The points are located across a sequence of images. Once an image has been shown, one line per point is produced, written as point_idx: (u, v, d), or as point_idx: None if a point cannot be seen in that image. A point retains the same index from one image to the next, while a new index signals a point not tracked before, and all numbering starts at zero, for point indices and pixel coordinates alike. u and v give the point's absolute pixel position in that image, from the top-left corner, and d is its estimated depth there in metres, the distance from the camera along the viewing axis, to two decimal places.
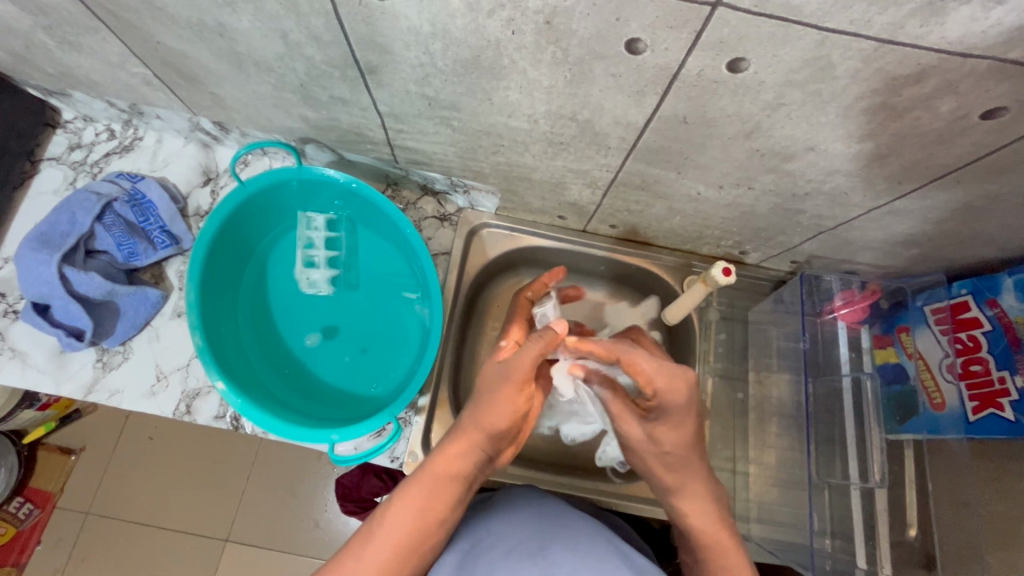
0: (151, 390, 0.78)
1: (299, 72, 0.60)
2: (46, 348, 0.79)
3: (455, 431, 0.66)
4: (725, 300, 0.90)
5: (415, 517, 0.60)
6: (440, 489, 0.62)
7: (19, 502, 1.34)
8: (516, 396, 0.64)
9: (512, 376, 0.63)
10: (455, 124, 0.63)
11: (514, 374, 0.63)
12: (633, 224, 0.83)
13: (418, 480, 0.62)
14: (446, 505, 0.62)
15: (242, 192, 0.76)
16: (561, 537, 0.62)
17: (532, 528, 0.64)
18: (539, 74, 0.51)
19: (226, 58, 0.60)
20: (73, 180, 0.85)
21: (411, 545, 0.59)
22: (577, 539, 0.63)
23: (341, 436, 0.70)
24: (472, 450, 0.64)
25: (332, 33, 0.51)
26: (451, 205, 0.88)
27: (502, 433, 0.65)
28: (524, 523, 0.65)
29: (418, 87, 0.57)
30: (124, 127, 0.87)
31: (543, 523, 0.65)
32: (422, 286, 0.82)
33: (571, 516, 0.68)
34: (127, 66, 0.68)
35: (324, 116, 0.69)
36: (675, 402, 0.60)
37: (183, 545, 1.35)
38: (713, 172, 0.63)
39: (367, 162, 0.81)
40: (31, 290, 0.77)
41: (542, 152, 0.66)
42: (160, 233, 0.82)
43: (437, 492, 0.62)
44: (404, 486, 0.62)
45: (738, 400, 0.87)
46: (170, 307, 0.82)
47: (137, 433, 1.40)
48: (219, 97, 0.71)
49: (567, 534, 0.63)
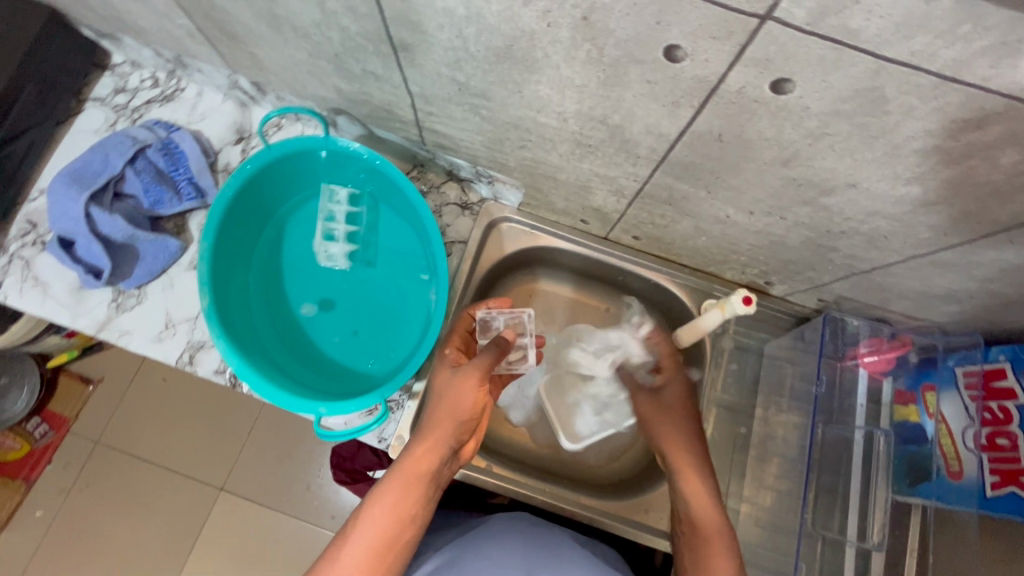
0: (159, 336, 0.81)
1: (334, 41, 0.59)
2: (67, 282, 0.81)
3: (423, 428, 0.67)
4: (742, 329, 0.87)
5: (400, 509, 0.61)
6: (419, 475, 0.63)
7: (36, 422, 1.39)
8: (474, 390, 0.67)
9: (473, 377, 0.67)
10: (484, 113, 0.62)
11: (452, 374, 0.69)
12: (656, 237, 0.81)
13: (394, 480, 0.63)
14: (414, 504, 0.62)
15: (267, 154, 0.76)
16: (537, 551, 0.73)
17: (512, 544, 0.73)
18: (571, 71, 0.49)
19: (265, 19, 0.60)
20: (113, 123, 0.88)
21: (386, 543, 0.60)
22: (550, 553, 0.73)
23: (328, 409, 0.69)
24: (445, 435, 0.65)
25: (368, 6, 0.50)
26: (474, 194, 0.87)
27: (467, 423, 0.67)
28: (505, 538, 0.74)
29: (449, 71, 0.56)
30: (168, 77, 0.90)
31: (518, 539, 0.74)
32: (433, 275, 0.81)
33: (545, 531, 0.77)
34: (173, 16, 0.69)
35: (355, 89, 0.69)
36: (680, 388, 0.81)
37: (178, 486, 1.40)
38: (743, 197, 0.60)
39: (395, 140, 0.80)
40: (58, 224, 0.78)
41: (570, 152, 0.64)
42: (187, 184, 0.84)
43: (418, 480, 0.63)
44: (378, 489, 0.63)
45: (739, 434, 0.84)
46: (187, 259, 0.84)
47: (150, 375, 1.47)
48: (258, 59, 0.71)
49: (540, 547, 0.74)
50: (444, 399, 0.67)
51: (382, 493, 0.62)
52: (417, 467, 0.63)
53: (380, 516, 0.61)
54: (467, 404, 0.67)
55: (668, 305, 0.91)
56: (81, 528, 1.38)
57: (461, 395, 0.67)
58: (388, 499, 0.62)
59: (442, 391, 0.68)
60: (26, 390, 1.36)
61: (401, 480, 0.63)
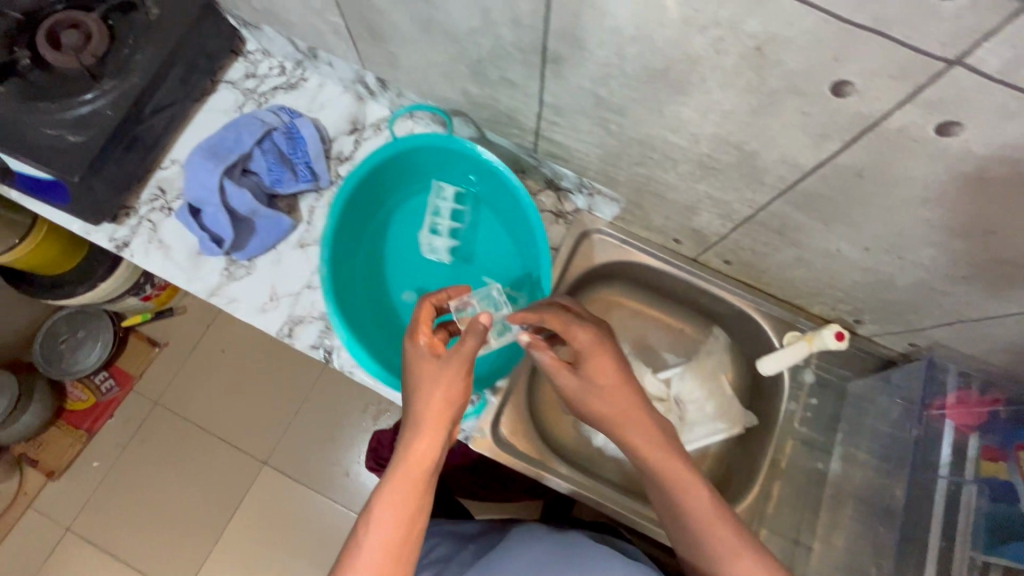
0: (263, 306, 0.86)
1: (482, 48, 0.63)
2: (187, 247, 0.87)
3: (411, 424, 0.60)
4: (825, 365, 0.87)
5: (406, 515, 0.55)
6: (421, 476, 0.57)
7: (104, 376, 1.50)
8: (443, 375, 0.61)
9: (457, 372, 0.61)
10: (613, 127, 0.65)
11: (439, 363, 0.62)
12: (750, 264, 0.82)
13: (394, 485, 0.56)
14: (421, 508, 0.56)
15: (393, 147, 0.80)
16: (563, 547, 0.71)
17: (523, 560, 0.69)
18: (722, 97, 0.51)
19: (419, 22, 0.64)
20: (242, 105, 0.94)
21: (395, 557, 0.54)
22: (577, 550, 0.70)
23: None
24: (437, 432, 0.59)
25: (534, 19, 0.53)
26: (569, 204, 0.90)
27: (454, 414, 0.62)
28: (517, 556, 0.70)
29: (593, 85, 0.59)
30: (294, 67, 0.96)
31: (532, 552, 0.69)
32: (529, 276, 0.84)
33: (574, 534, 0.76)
34: (325, 13, 0.74)
35: (484, 93, 0.72)
36: (587, 349, 0.67)
37: (225, 453, 1.46)
38: (863, 233, 0.61)
39: (505, 145, 0.84)
40: (190, 192, 0.83)
41: (689, 173, 0.66)
42: (305, 167, 0.89)
43: (419, 484, 0.57)
44: (378, 497, 0.56)
45: (814, 470, 0.83)
46: (295, 238, 0.89)
47: (212, 343, 1.54)
48: (395, 57, 0.76)
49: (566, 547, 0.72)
50: (420, 392, 0.60)
51: (384, 500, 0.55)
52: (419, 470, 0.57)
53: (382, 523, 0.54)
54: (449, 398, 0.60)
55: (749, 333, 0.91)
56: (127, 484, 1.45)
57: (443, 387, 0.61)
58: (391, 503, 0.55)
59: (424, 385, 0.61)
60: (100, 344, 1.47)
61: (404, 480, 0.56)
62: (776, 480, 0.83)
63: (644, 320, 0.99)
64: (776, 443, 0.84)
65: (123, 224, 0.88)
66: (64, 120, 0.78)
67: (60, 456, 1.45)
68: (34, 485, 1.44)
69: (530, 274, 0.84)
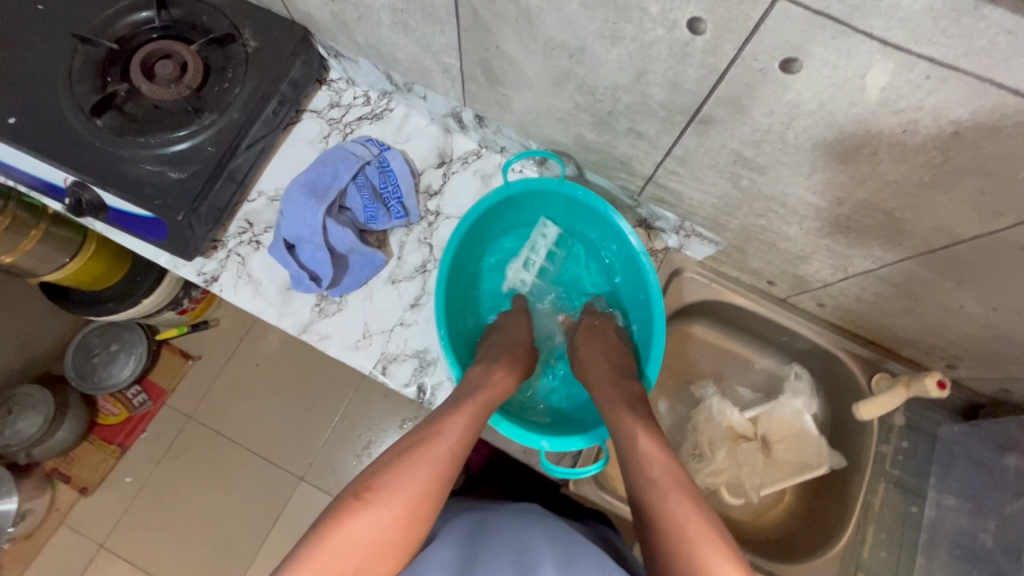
0: (356, 343, 0.84)
1: (620, 102, 0.62)
2: (277, 282, 0.86)
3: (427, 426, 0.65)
4: (913, 407, 0.88)
5: (409, 513, 0.56)
6: (437, 486, 0.59)
7: (136, 390, 1.45)
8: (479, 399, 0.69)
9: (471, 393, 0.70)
10: (742, 182, 0.65)
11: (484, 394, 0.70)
12: (850, 309, 0.82)
13: (397, 466, 0.59)
14: (426, 499, 0.58)
15: (505, 192, 0.81)
16: (548, 548, 0.63)
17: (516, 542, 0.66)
18: (891, 169, 0.51)
19: (554, 74, 0.63)
20: (327, 135, 0.92)
21: (390, 534, 0.55)
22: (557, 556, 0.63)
23: (551, 444, 0.73)
24: (458, 454, 0.63)
25: (699, 85, 0.53)
26: (659, 242, 0.89)
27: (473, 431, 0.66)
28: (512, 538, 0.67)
29: (739, 145, 0.59)
30: (379, 97, 0.94)
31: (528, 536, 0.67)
32: (641, 324, 0.87)
33: (573, 540, 0.67)
34: (441, 54, 0.73)
35: (602, 140, 0.72)
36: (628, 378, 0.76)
37: (262, 468, 1.44)
38: (997, 294, 0.61)
39: (604, 185, 0.84)
40: (289, 229, 0.83)
41: (815, 229, 0.66)
42: (397, 203, 0.88)
43: (433, 490, 0.59)
44: (383, 475, 0.58)
45: (909, 513, 0.84)
46: (387, 273, 0.87)
47: (246, 358, 1.52)
48: (508, 100, 0.75)
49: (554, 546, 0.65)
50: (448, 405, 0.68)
51: (381, 484, 0.57)
52: (427, 472, 0.59)
53: (392, 518, 0.55)
54: (469, 430, 0.65)
55: (834, 374, 0.91)
56: (165, 499, 1.42)
57: (468, 420, 0.66)
58: (400, 500, 0.56)
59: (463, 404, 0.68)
60: (134, 357, 1.42)
61: (418, 482, 0.58)
62: (870, 524, 0.84)
63: (722, 355, 0.99)
64: (868, 486, 0.85)
65: (211, 257, 0.86)
66: (164, 156, 0.76)
67: (93, 471, 1.42)
68: (68, 500, 1.41)
69: (640, 323, 0.87)
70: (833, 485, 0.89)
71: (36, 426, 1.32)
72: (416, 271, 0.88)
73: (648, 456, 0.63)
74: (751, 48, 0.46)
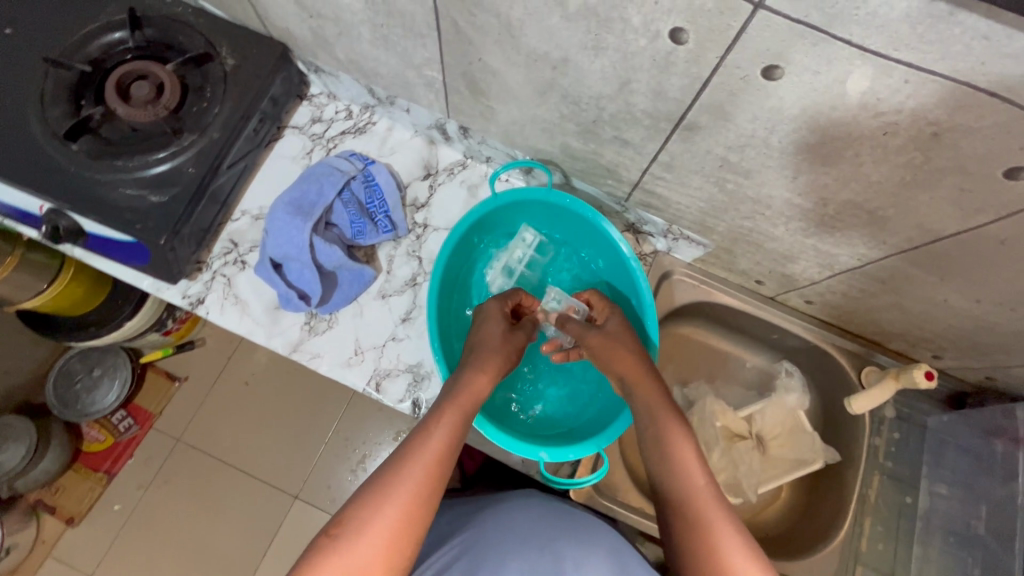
0: (348, 361, 0.83)
1: (605, 111, 0.62)
2: (264, 301, 0.85)
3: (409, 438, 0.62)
4: (903, 398, 0.89)
5: (391, 544, 0.54)
6: (417, 511, 0.56)
7: (122, 415, 1.42)
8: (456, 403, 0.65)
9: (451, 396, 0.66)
10: (728, 186, 0.65)
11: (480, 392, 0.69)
12: (837, 306, 0.83)
13: (376, 485, 0.57)
14: (410, 517, 0.55)
15: (493, 201, 0.81)
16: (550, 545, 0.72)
17: (523, 524, 0.75)
18: (873, 170, 0.52)
19: (538, 85, 0.64)
20: (311, 151, 0.91)
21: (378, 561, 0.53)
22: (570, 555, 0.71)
23: (549, 455, 0.73)
24: (440, 473, 0.59)
25: (683, 93, 0.53)
26: (647, 246, 0.89)
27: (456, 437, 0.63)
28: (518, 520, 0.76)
29: (724, 150, 0.59)
30: (361, 110, 0.93)
31: (534, 522, 0.75)
32: (635, 329, 0.86)
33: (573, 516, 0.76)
34: (423, 68, 0.73)
35: (588, 148, 0.72)
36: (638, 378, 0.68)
37: (253, 487, 1.42)
38: (979, 288, 0.63)
39: (591, 192, 0.84)
40: (275, 248, 0.82)
41: (801, 229, 0.67)
42: (384, 217, 0.87)
43: (416, 512, 0.56)
44: (364, 497, 0.56)
45: (904, 504, 0.86)
46: (376, 288, 0.87)
47: (235, 377, 1.49)
48: (492, 111, 0.75)
49: (565, 543, 0.72)
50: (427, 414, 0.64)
51: (358, 516, 0.54)
52: (405, 497, 0.56)
53: (373, 551, 0.53)
54: (450, 442, 0.61)
55: (825, 369, 0.92)
56: (156, 525, 1.39)
57: (449, 430, 0.62)
58: (381, 530, 0.54)
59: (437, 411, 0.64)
60: (118, 381, 1.38)
61: (396, 508, 0.55)
62: (867, 516, 0.85)
63: (714, 355, 1.00)
64: (863, 478, 0.86)
65: (196, 279, 0.84)
66: (143, 179, 0.75)
67: (78, 502, 1.38)
68: (53, 531, 1.37)
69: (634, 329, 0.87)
70: (828, 479, 0.90)
71: (18, 457, 1.27)
72: (405, 284, 0.87)
73: (674, 466, 0.60)
74: (733, 57, 0.46)
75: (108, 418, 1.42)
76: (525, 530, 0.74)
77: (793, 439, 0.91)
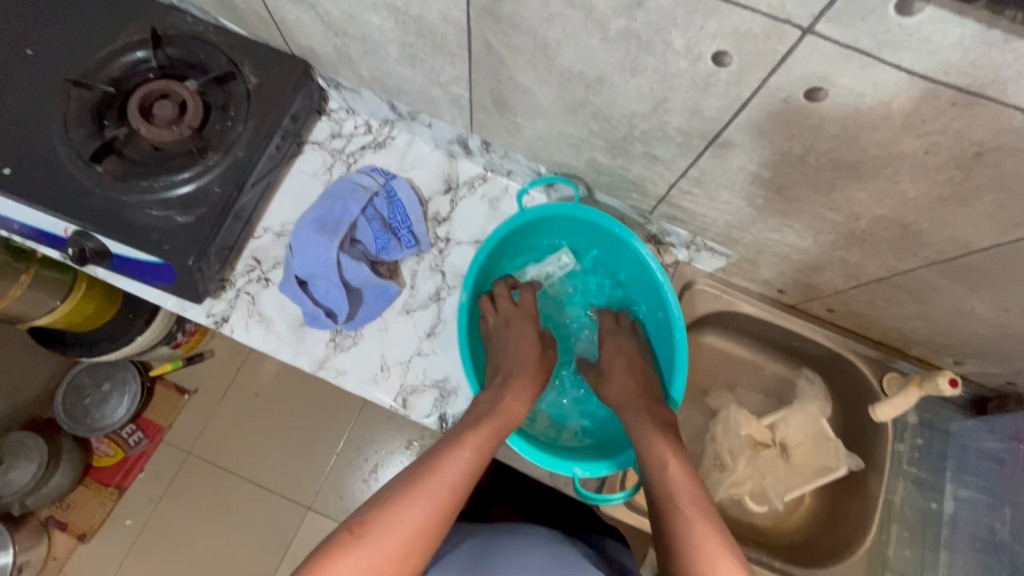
0: (374, 377, 0.83)
1: (636, 129, 0.63)
2: (289, 318, 0.85)
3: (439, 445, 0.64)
4: (924, 404, 0.90)
5: (415, 541, 0.54)
6: (442, 516, 0.56)
7: (132, 430, 1.41)
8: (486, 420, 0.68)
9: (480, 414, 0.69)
10: (758, 201, 0.66)
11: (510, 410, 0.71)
12: (860, 314, 0.84)
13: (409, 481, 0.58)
14: (439, 515, 0.56)
15: (520, 218, 0.81)
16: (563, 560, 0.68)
17: (542, 541, 0.73)
18: (910, 187, 0.53)
19: (569, 103, 0.64)
20: (331, 167, 0.91)
21: (403, 554, 0.53)
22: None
23: (584, 470, 0.74)
24: (469, 481, 0.61)
25: (720, 112, 0.54)
26: (669, 257, 0.90)
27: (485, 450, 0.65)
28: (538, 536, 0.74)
29: (756, 167, 0.60)
30: (380, 125, 0.93)
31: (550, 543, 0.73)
32: (663, 341, 0.87)
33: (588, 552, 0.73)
34: (449, 85, 0.73)
35: (615, 163, 0.72)
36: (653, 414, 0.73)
37: (265, 499, 1.41)
38: (1009, 299, 0.63)
39: (615, 206, 0.85)
40: (301, 266, 0.82)
41: (829, 241, 0.68)
42: (407, 232, 0.87)
43: (445, 511, 0.57)
44: (396, 491, 0.57)
45: (927, 510, 0.86)
46: (400, 303, 0.87)
47: (247, 389, 1.48)
48: (518, 127, 0.75)
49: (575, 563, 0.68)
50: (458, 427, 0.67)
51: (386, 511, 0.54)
52: (433, 500, 0.56)
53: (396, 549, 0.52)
54: (476, 457, 0.63)
55: (845, 376, 0.93)
56: (170, 539, 1.38)
57: (479, 443, 0.65)
58: (406, 528, 0.54)
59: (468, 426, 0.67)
60: (128, 396, 1.38)
61: (423, 511, 0.55)
62: (892, 522, 0.85)
63: (734, 363, 1.00)
64: (887, 485, 0.87)
65: (220, 297, 0.84)
66: (169, 200, 0.74)
67: (90, 517, 1.37)
68: (65, 548, 1.36)
69: (661, 341, 0.88)
70: (851, 485, 0.90)
71: (29, 475, 1.26)
72: (429, 299, 0.87)
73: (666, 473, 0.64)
74: (776, 79, 0.46)
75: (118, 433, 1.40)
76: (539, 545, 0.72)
77: (815, 446, 0.91)
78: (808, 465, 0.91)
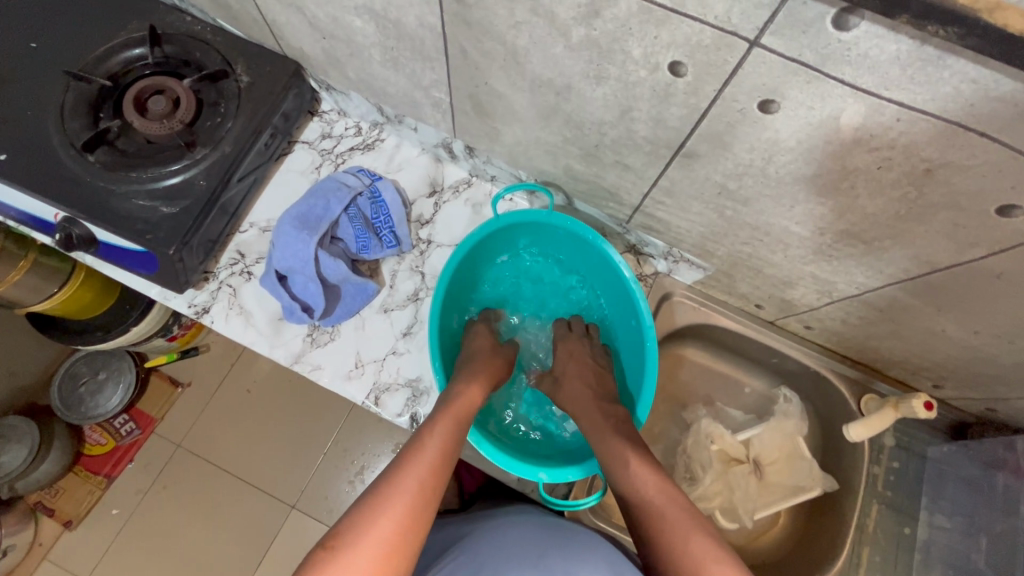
0: (348, 374, 0.84)
1: (606, 137, 0.64)
2: (269, 312, 0.86)
3: (405, 449, 0.61)
4: (903, 427, 0.88)
5: (393, 553, 0.50)
6: (416, 524, 0.53)
7: (124, 419, 1.43)
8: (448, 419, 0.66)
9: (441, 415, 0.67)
10: (727, 213, 0.66)
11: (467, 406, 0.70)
12: (835, 332, 0.83)
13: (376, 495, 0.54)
14: (415, 524, 0.53)
15: (496, 222, 0.82)
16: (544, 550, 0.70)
17: (532, 530, 0.75)
18: (869, 203, 0.53)
19: (543, 110, 0.65)
20: (319, 166, 0.93)
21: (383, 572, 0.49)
22: (559, 567, 0.66)
23: (549, 475, 0.74)
24: (437, 481, 0.58)
25: (682, 122, 0.55)
26: (648, 267, 0.90)
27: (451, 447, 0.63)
28: (527, 524, 0.76)
29: (722, 178, 0.60)
30: (370, 127, 0.95)
31: (537, 531, 0.74)
32: (633, 347, 0.87)
33: (570, 534, 0.74)
34: (431, 89, 0.75)
35: (590, 171, 0.73)
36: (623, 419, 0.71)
37: (248, 494, 1.42)
38: (977, 320, 0.63)
39: (593, 214, 0.85)
40: (281, 261, 0.83)
41: (799, 256, 0.68)
42: (389, 233, 0.88)
43: (418, 517, 0.54)
44: (365, 505, 0.53)
45: (903, 535, 0.84)
46: (379, 302, 0.88)
47: (236, 385, 1.50)
48: (497, 132, 0.76)
49: (554, 553, 0.69)
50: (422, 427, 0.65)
51: (353, 529, 0.51)
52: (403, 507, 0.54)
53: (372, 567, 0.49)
54: (441, 454, 0.61)
55: (824, 394, 0.92)
56: (153, 530, 1.39)
57: (441, 442, 0.63)
58: (378, 544, 0.50)
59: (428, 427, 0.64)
60: (121, 386, 1.39)
61: (394, 520, 0.52)
62: (866, 546, 0.83)
63: (713, 377, 1.00)
64: (862, 508, 0.85)
65: (203, 289, 0.86)
66: (156, 190, 0.77)
67: (77, 504, 1.38)
68: (51, 533, 1.37)
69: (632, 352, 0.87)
70: (826, 506, 0.89)
71: (20, 459, 1.28)
72: (407, 300, 0.88)
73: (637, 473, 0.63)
74: (731, 89, 0.47)
75: (109, 421, 1.42)
76: (525, 535, 0.74)
77: (791, 464, 0.90)
78: (785, 483, 0.89)
